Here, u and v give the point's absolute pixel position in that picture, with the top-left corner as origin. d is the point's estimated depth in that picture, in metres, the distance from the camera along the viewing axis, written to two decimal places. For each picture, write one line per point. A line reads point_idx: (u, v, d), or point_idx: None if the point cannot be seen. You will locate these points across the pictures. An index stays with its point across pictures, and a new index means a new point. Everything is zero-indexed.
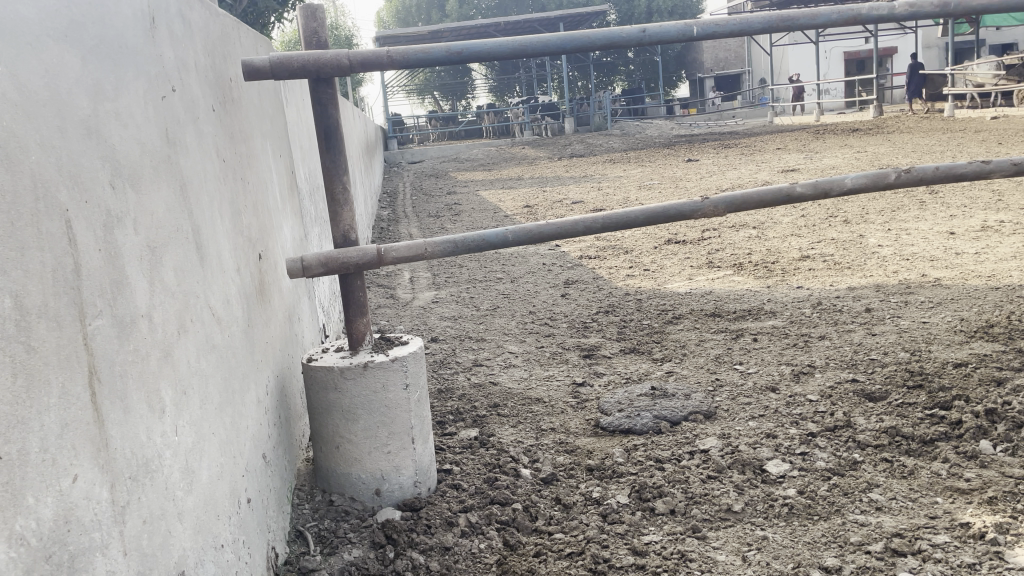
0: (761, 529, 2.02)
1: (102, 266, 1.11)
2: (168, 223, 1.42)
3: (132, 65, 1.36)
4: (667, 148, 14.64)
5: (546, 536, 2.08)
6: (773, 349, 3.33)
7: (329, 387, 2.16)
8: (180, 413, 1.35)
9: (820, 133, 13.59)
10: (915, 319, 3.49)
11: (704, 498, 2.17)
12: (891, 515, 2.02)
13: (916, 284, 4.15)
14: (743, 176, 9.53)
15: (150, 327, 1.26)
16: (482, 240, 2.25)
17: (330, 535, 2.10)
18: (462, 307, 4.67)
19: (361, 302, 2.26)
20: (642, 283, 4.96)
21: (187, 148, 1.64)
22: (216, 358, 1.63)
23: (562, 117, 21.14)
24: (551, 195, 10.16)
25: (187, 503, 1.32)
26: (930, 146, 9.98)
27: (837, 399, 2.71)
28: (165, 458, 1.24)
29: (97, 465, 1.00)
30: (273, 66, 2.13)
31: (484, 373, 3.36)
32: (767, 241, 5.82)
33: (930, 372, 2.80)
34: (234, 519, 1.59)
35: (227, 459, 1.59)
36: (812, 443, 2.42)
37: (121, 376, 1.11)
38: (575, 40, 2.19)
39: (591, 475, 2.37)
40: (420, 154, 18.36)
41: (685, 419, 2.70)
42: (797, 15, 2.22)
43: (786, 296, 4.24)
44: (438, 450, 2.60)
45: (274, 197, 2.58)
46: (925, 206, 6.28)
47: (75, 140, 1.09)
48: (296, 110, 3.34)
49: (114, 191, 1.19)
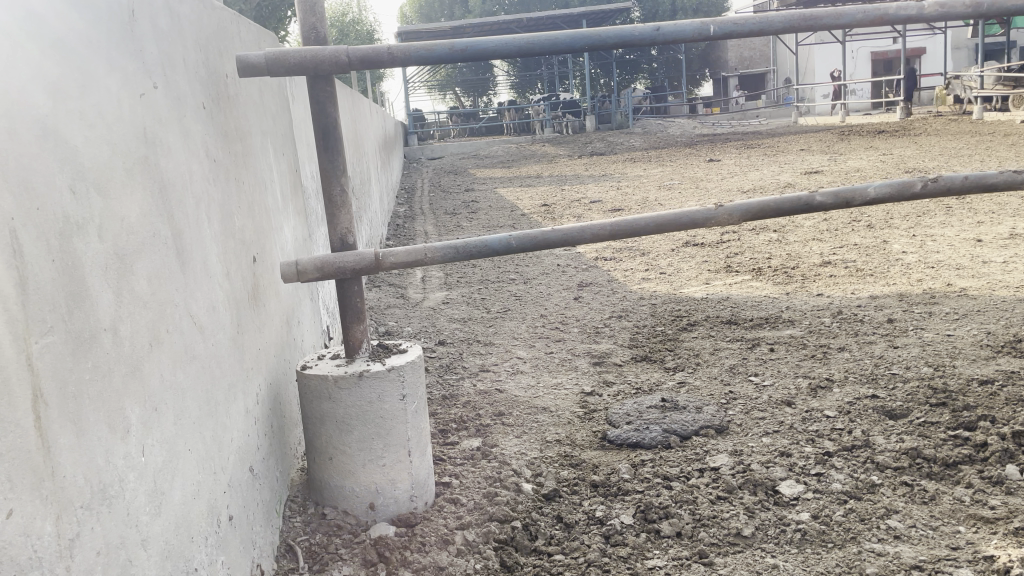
0: (772, 557, 1.91)
1: (55, 276, 1.03)
2: (142, 229, 1.34)
3: (103, 61, 1.28)
4: (689, 147, 14.49)
5: (546, 557, 1.99)
6: (790, 360, 3.22)
7: (323, 397, 2.08)
8: (149, 431, 1.27)
9: (845, 134, 13.36)
10: (939, 331, 3.36)
11: (713, 521, 2.07)
12: (910, 545, 1.91)
13: (940, 293, 4.01)
14: (764, 177, 9.36)
15: (115, 341, 1.18)
16: (485, 247, 2.16)
17: (320, 551, 2.02)
18: (472, 309, 4.58)
19: (358, 308, 2.17)
20: (658, 286, 4.86)
21: (170, 149, 1.56)
22: (197, 370, 1.55)
23: (583, 114, 20.97)
24: (570, 193, 10.07)
25: (154, 528, 1.24)
26: (957, 149, 9.76)
27: (856, 416, 2.59)
28: (127, 481, 1.16)
29: (40, 495, 0.93)
30: (267, 63, 2.02)
31: (491, 380, 3.27)
32: (788, 245, 5.68)
33: (954, 390, 2.68)
34: (212, 539, 1.51)
35: (206, 477, 1.52)
36: (828, 464, 2.31)
37: (75, 395, 1.04)
38: (584, 38, 2.07)
39: (595, 492, 2.28)
40: (440, 149, 18.35)
41: (696, 434, 2.60)
42: (820, 14, 2.09)
43: (806, 303, 4.11)
44: (438, 461, 2.52)
45: (274, 196, 2.49)
46: (952, 212, 6.11)
47: (27, 140, 1.01)
48: (302, 105, 3.27)
49: (74, 197, 1.11)
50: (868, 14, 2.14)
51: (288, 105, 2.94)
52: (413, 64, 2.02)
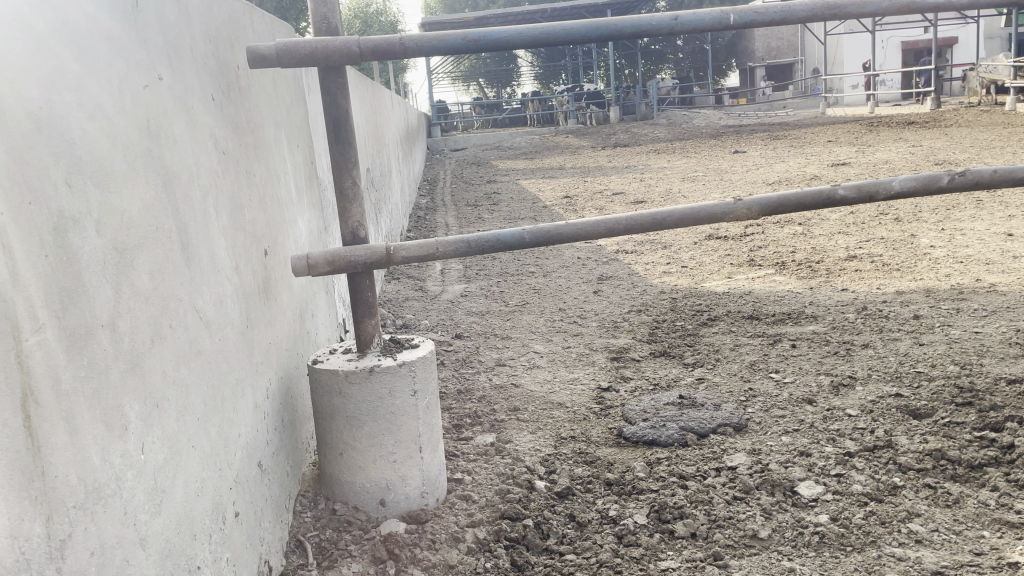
0: (789, 560, 1.87)
1: (49, 273, 1.02)
2: (144, 222, 1.32)
3: (103, 53, 1.26)
4: (715, 138, 14.34)
5: (557, 556, 1.96)
6: (812, 357, 3.16)
7: (334, 392, 2.06)
8: (149, 428, 1.25)
9: (875, 126, 13.15)
10: (967, 328, 3.28)
11: (729, 523, 2.02)
12: (932, 550, 1.85)
13: (969, 289, 3.92)
14: (791, 169, 9.23)
15: (113, 337, 1.16)
16: (497, 241, 2.12)
17: (330, 547, 2.00)
18: (491, 302, 4.55)
19: (369, 303, 2.15)
20: (679, 280, 4.79)
21: (176, 141, 1.54)
22: (203, 366, 1.53)
23: (607, 105, 20.84)
24: (593, 185, 10.01)
25: (153, 526, 1.22)
26: (989, 141, 9.55)
27: (879, 415, 2.53)
28: (125, 479, 1.14)
29: (28, 495, 0.91)
30: (277, 53, 1.99)
31: (507, 374, 3.24)
32: (813, 239, 5.59)
33: (982, 389, 2.61)
34: (216, 536, 1.49)
35: (210, 473, 1.50)
36: (849, 464, 2.25)
37: (70, 394, 1.03)
38: (600, 27, 2.02)
39: (609, 490, 2.24)
40: (463, 141, 18.31)
41: (713, 432, 2.55)
42: (844, 2, 2.05)
43: (830, 298, 4.04)
44: (451, 457, 2.49)
45: (288, 188, 2.48)
46: (983, 206, 5.98)
47: (19, 134, 0.99)
48: (318, 96, 3.24)
49: (71, 190, 1.09)
50: (895, 2, 2.06)
51: (304, 97, 2.92)
52: (425, 55, 1.98)
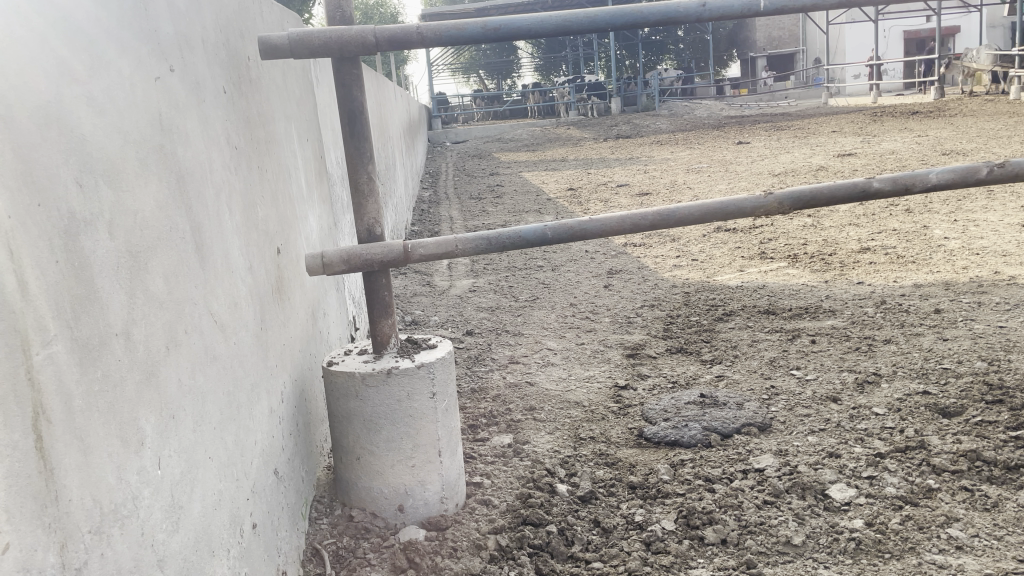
0: (825, 568, 1.80)
1: (60, 281, 0.94)
2: (157, 224, 1.25)
3: (112, 42, 1.18)
4: (718, 129, 14.24)
5: (583, 564, 1.89)
6: (833, 353, 3.08)
7: (351, 395, 1.99)
8: (165, 441, 1.18)
9: (879, 116, 13.09)
10: (991, 323, 3.20)
11: (760, 528, 1.95)
12: (973, 556, 1.79)
13: (988, 282, 3.85)
14: (796, 160, 9.16)
15: (128, 347, 1.09)
16: (518, 236, 2.05)
17: (348, 556, 1.93)
18: (500, 298, 4.47)
19: (385, 302, 2.08)
20: (691, 274, 4.73)
21: (189, 137, 1.46)
22: (219, 371, 1.46)
23: (608, 96, 20.72)
24: (596, 177, 9.92)
25: (171, 546, 1.15)
26: (996, 130, 9.47)
27: (907, 414, 2.46)
28: (142, 498, 1.07)
29: (41, 523, 0.84)
30: (290, 43, 1.91)
31: (521, 372, 3.17)
32: (824, 230, 5.52)
33: (1011, 386, 2.54)
34: (235, 550, 1.43)
35: (227, 485, 1.43)
36: (880, 466, 2.19)
37: (82, 412, 0.95)
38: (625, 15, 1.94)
39: (633, 494, 2.18)
40: (464, 133, 18.19)
41: (737, 432, 2.48)
42: None
43: (847, 292, 3.96)
44: (469, 459, 2.42)
45: (298, 183, 2.40)
46: (995, 196, 5.90)
47: (27, 133, 0.92)
48: (325, 87, 3.16)
49: (81, 190, 1.02)
50: None
51: (314, 92, 2.84)
52: (443, 44, 1.90)
